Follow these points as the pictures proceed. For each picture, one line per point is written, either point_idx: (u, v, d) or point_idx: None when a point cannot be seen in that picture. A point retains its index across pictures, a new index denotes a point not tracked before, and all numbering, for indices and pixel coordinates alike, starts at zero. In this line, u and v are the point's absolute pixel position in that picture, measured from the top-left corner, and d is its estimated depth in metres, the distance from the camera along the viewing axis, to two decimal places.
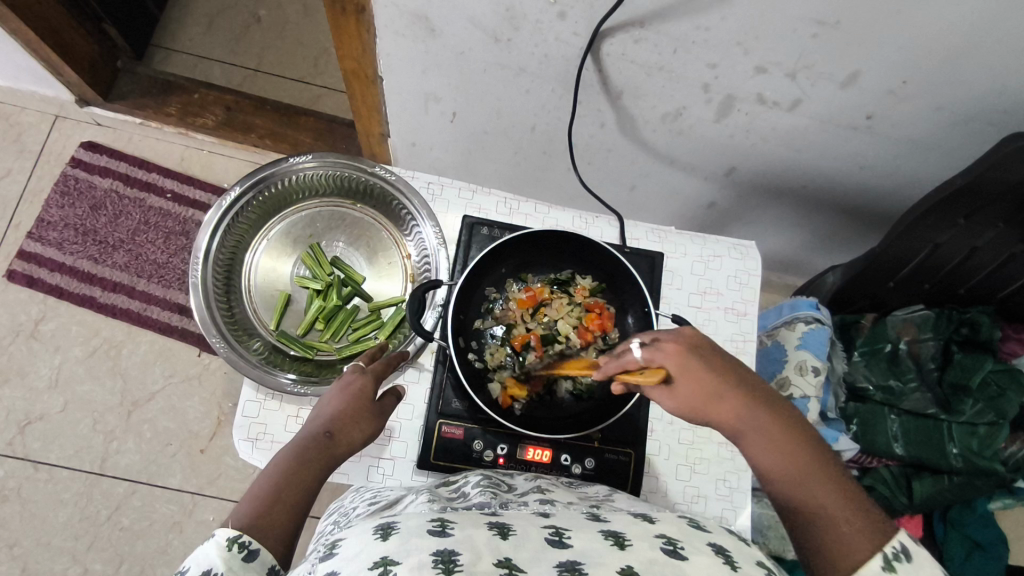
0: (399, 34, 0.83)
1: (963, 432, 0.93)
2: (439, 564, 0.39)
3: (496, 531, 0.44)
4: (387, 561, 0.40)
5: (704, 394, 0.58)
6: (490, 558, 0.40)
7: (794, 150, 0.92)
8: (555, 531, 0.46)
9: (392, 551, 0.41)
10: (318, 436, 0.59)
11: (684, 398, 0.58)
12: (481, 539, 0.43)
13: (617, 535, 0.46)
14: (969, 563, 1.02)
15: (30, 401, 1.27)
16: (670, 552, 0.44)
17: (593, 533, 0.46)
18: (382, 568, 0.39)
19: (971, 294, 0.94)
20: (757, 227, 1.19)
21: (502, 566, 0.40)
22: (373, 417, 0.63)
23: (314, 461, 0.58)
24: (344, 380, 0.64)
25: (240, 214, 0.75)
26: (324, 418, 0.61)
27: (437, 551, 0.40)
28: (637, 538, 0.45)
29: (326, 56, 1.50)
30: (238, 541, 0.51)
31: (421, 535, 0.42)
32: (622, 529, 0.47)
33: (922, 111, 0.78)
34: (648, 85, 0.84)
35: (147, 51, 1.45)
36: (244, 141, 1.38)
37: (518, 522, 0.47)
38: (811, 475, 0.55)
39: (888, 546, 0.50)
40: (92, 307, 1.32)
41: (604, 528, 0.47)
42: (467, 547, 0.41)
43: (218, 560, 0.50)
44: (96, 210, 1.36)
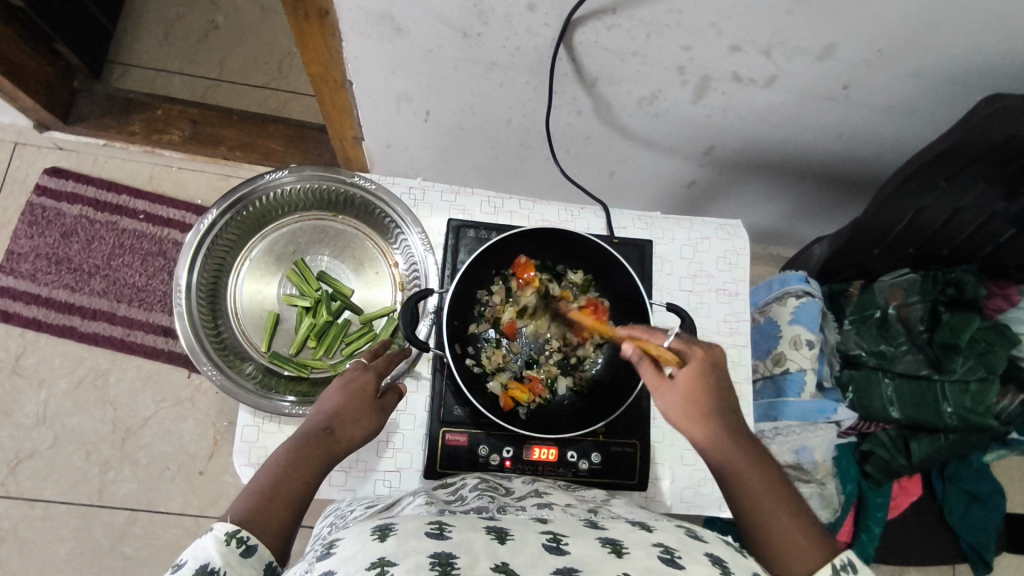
0: (366, 36, 0.80)
1: (956, 390, 0.95)
2: (437, 565, 0.39)
3: (493, 535, 0.44)
4: (383, 562, 0.40)
5: (699, 404, 0.61)
6: (487, 562, 0.40)
7: (772, 125, 0.92)
8: (553, 536, 0.45)
9: (389, 552, 0.41)
10: (318, 431, 0.59)
11: (678, 405, 0.61)
12: (479, 543, 0.42)
13: (614, 543, 0.45)
14: (968, 516, 1.04)
15: (19, 438, 1.24)
16: (668, 560, 0.43)
17: (591, 541, 0.45)
18: (379, 569, 0.39)
19: (954, 254, 0.95)
20: (740, 203, 1.19)
21: (500, 570, 0.40)
22: (374, 413, 0.63)
23: (312, 456, 0.58)
24: (346, 376, 0.64)
25: (219, 238, 0.73)
26: (326, 414, 0.61)
27: (435, 553, 0.40)
28: (635, 546, 0.44)
29: (289, 60, 1.46)
30: (236, 536, 0.51)
31: (420, 537, 0.42)
32: (619, 537, 0.46)
33: (897, 78, 0.78)
34: (623, 70, 0.83)
35: (104, 68, 1.40)
36: (213, 154, 1.35)
37: (514, 525, 0.47)
38: (773, 495, 0.58)
39: (837, 559, 0.54)
40: (73, 337, 1.28)
41: (602, 536, 0.46)
42: (465, 550, 0.41)
43: (216, 553, 0.50)
44: (68, 237, 1.32)
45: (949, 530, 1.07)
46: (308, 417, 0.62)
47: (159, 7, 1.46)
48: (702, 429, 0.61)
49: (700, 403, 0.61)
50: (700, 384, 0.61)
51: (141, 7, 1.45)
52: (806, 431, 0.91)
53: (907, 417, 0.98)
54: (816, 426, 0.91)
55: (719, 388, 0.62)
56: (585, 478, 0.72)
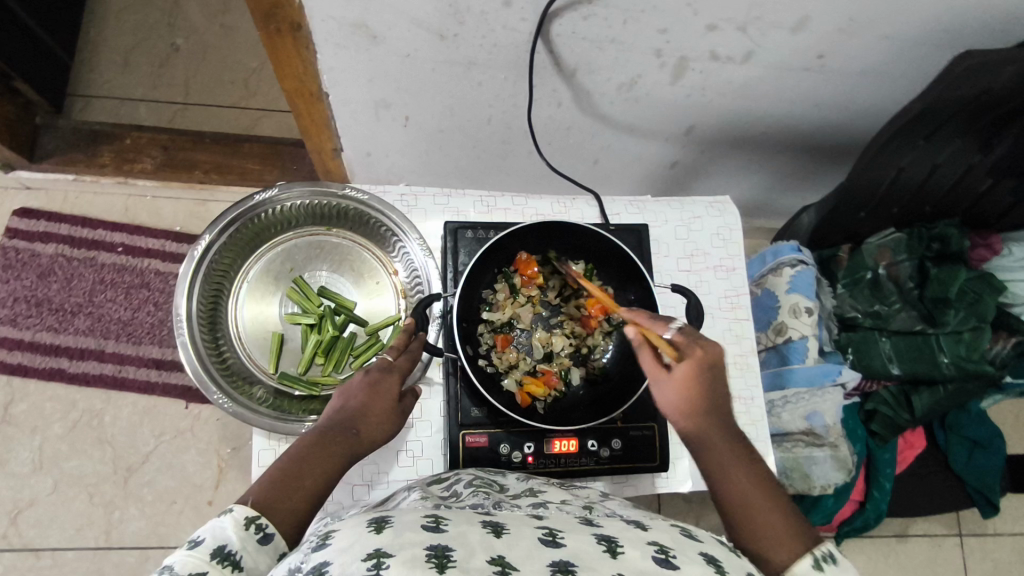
0: (341, 46, 0.79)
1: (951, 341, 0.98)
2: (433, 558, 0.39)
3: (490, 529, 0.44)
4: (379, 553, 0.39)
5: (693, 397, 0.58)
6: (483, 554, 0.40)
7: (750, 100, 0.93)
8: (548, 532, 0.45)
9: (386, 542, 0.40)
10: (344, 429, 0.57)
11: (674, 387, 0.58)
12: (475, 537, 0.42)
13: (609, 541, 0.45)
14: (971, 462, 1.08)
15: (17, 488, 1.21)
16: (662, 561, 0.43)
17: (586, 538, 0.45)
18: (376, 559, 0.39)
19: (937, 210, 0.97)
20: (722, 179, 1.21)
21: (495, 563, 0.40)
22: (396, 416, 0.61)
23: (335, 452, 0.55)
24: (373, 375, 0.60)
25: (214, 263, 0.73)
26: (352, 411, 0.58)
27: (431, 546, 0.40)
28: (630, 544, 0.44)
29: (255, 78, 1.44)
30: (255, 522, 0.50)
31: (416, 530, 0.42)
32: (614, 535, 0.46)
33: (870, 43, 0.79)
34: (602, 59, 0.83)
35: (65, 102, 1.36)
36: (189, 180, 1.32)
37: (510, 521, 0.47)
38: (760, 492, 0.56)
39: (819, 550, 0.52)
40: (62, 379, 1.25)
41: (597, 533, 0.46)
42: (461, 544, 0.41)
43: (233, 536, 0.48)
44: (46, 277, 1.29)
45: (956, 478, 1.11)
46: (331, 408, 0.59)
47: (116, 35, 1.42)
48: (690, 422, 0.58)
49: (694, 396, 0.58)
50: (698, 377, 0.58)
51: (97, 36, 1.42)
52: (814, 396, 0.93)
53: (907, 372, 1.01)
54: (823, 391, 0.93)
55: (714, 381, 0.59)
56: (607, 465, 0.73)
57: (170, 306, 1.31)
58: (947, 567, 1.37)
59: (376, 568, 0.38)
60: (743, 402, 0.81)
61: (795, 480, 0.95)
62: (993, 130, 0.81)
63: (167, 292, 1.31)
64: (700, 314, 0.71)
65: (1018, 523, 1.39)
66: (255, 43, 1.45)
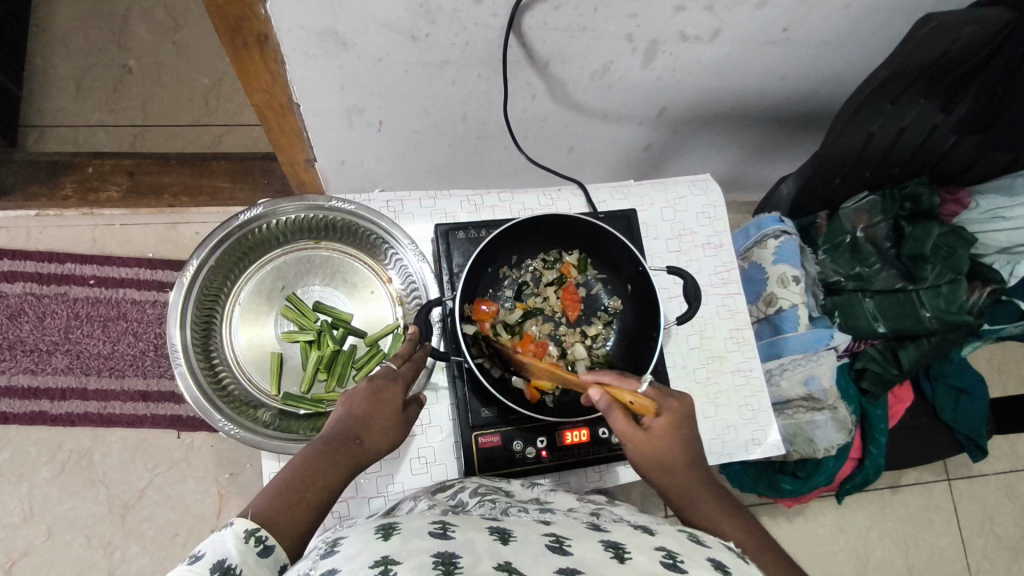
0: (309, 55, 0.76)
1: (930, 295, 1.01)
2: (440, 565, 0.38)
3: (496, 536, 0.44)
4: (387, 561, 0.39)
5: (663, 450, 0.62)
6: (490, 561, 0.40)
7: (721, 78, 0.93)
8: (555, 539, 0.45)
9: (394, 550, 0.40)
10: (348, 441, 0.56)
11: (657, 440, 0.62)
12: (481, 544, 0.42)
13: (616, 547, 0.45)
14: (959, 409, 1.12)
15: (10, 538, 1.17)
16: (670, 565, 0.43)
17: (594, 545, 0.45)
18: (383, 567, 0.38)
19: (906, 170, 1.00)
20: (696, 157, 1.22)
21: (503, 569, 0.39)
22: (397, 428, 0.60)
23: (337, 466, 0.55)
24: (377, 385, 0.60)
25: (203, 288, 0.71)
26: (355, 421, 0.57)
27: (438, 553, 0.40)
28: (637, 550, 0.45)
29: (215, 93, 1.40)
30: (255, 534, 0.48)
31: (422, 537, 0.42)
32: (621, 540, 0.47)
33: (834, 12, 0.81)
34: (574, 48, 0.82)
35: (18, 134, 1.31)
36: (157, 203, 1.28)
37: (517, 528, 0.47)
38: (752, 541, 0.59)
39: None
40: (45, 421, 1.21)
41: (604, 539, 0.47)
42: (468, 551, 0.41)
43: (234, 551, 0.46)
44: (16, 318, 1.24)
45: (945, 426, 1.15)
46: (333, 418, 0.58)
47: (63, 60, 1.37)
48: (662, 476, 0.62)
49: (671, 448, 0.62)
50: (669, 426, 0.62)
51: (42, 63, 1.36)
52: (811, 361, 0.96)
53: (893, 329, 1.05)
54: (819, 355, 0.97)
55: (681, 431, 0.63)
56: (619, 450, 0.74)
57: (151, 335, 1.27)
58: (940, 511, 1.42)
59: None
60: (743, 374, 0.83)
61: (800, 446, 0.98)
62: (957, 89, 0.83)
63: (146, 321, 1.27)
64: (697, 293, 0.72)
65: (1002, 462, 1.45)
66: (210, 58, 1.41)
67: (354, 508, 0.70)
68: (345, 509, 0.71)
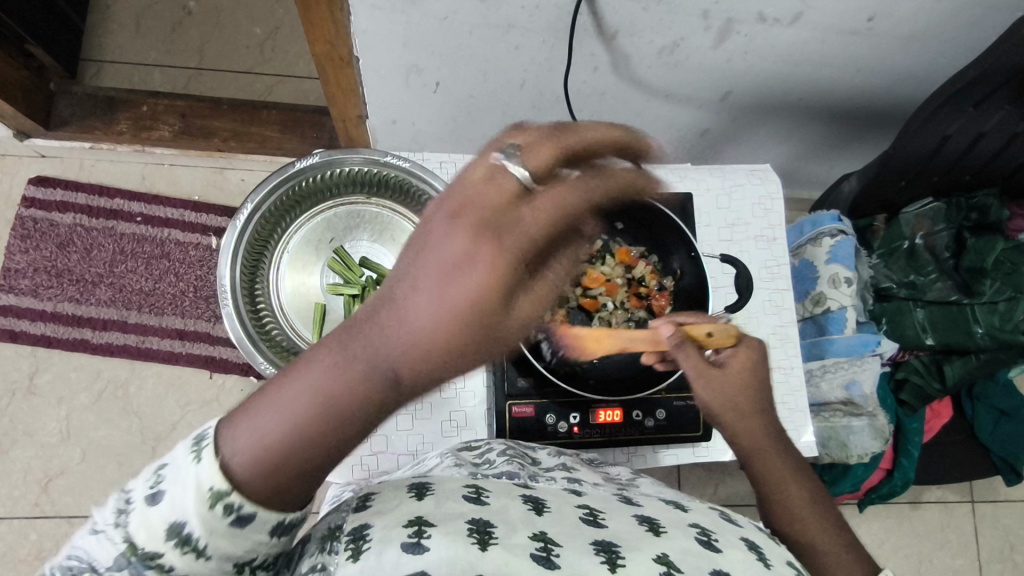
0: (377, 7, 0.74)
1: (985, 312, 0.98)
2: (475, 533, 0.38)
3: (530, 506, 0.43)
4: (420, 522, 0.38)
5: (739, 392, 0.59)
6: (525, 530, 0.39)
7: (792, 64, 0.89)
8: (589, 512, 0.44)
9: (427, 512, 0.39)
10: (390, 295, 0.38)
11: (724, 384, 0.58)
12: (516, 512, 0.41)
13: (650, 521, 0.44)
14: (997, 431, 1.10)
15: (47, 457, 1.22)
16: (705, 543, 0.43)
17: (628, 518, 0.44)
18: (417, 527, 0.37)
19: (976, 179, 0.97)
20: (751, 147, 1.18)
21: (539, 539, 0.39)
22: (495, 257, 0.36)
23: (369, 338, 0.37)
24: None
25: (254, 233, 0.72)
26: (405, 265, 0.38)
27: (471, 520, 0.39)
28: (672, 526, 0.44)
29: (270, 42, 1.39)
30: None
31: (458, 500, 0.41)
32: (654, 515, 0.45)
33: (923, 3, 0.76)
34: (646, 20, 0.78)
35: (78, 67, 1.33)
36: (207, 147, 1.28)
37: (550, 497, 0.45)
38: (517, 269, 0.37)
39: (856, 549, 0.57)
40: (86, 349, 1.25)
41: (637, 512, 0.45)
42: (503, 519, 0.40)
43: None
44: (65, 248, 1.27)
45: (980, 446, 1.12)
46: None
47: None
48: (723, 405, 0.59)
49: (743, 383, 0.59)
50: (749, 375, 0.60)
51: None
52: (854, 365, 0.95)
53: (940, 342, 1.02)
54: (862, 361, 0.95)
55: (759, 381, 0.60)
56: (651, 435, 0.74)
57: (191, 277, 1.29)
58: (959, 532, 1.39)
59: (417, 536, 0.37)
60: (781, 371, 0.81)
61: (833, 449, 0.96)
62: None
63: (187, 262, 1.29)
64: (750, 286, 0.72)
65: None
66: (268, 6, 1.40)
67: (384, 463, 0.71)
68: (373, 464, 0.72)
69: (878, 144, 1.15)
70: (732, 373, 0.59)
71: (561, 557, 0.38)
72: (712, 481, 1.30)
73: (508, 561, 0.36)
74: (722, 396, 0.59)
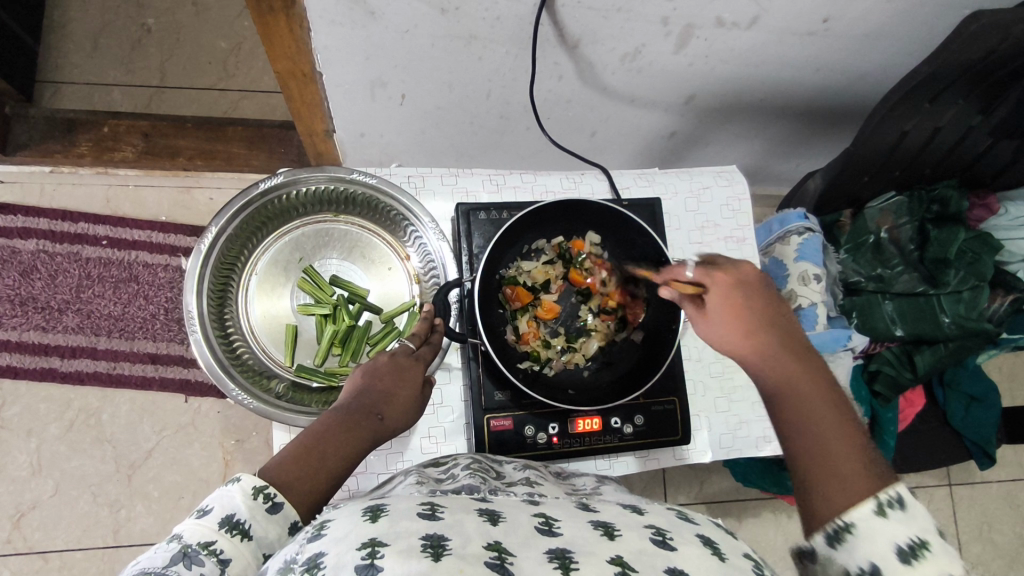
0: (336, 23, 0.73)
1: (952, 301, 1.01)
2: (428, 547, 0.36)
3: (485, 518, 0.41)
4: (374, 542, 0.36)
5: (741, 327, 0.55)
6: (479, 540, 0.38)
7: (752, 67, 0.91)
8: (544, 520, 0.42)
9: (381, 531, 0.37)
10: (369, 414, 0.56)
11: (717, 323, 0.56)
12: (471, 525, 0.40)
13: (606, 526, 0.43)
14: (968, 417, 1.13)
15: (18, 492, 1.18)
16: (660, 543, 0.41)
17: (582, 523, 0.42)
18: (371, 549, 0.36)
19: (936, 172, 0.99)
20: (718, 147, 1.20)
21: (493, 549, 0.37)
22: (417, 406, 0.61)
23: (360, 432, 0.55)
24: (399, 363, 0.61)
25: (219, 257, 0.71)
26: (377, 397, 0.58)
27: (426, 535, 0.37)
28: (626, 528, 0.42)
29: (233, 57, 1.37)
30: (263, 491, 0.49)
31: (412, 518, 0.39)
32: (610, 519, 0.44)
33: (876, 4, 0.78)
34: (607, 28, 0.78)
35: (35, 90, 1.30)
36: (172, 167, 1.26)
37: (507, 509, 0.44)
38: (399, 396, 0.59)
39: (883, 493, 0.47)
40: (54, 378, 1.21)
41: (592, 517, 0.44)
42: (457, 531, 0.38)
43: (242, 506, 0.48)
44: (28, 275, 1.24)
45: (954, 433, 1.15)
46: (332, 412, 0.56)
47: (81, 16, 1.35)
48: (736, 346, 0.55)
49: (738, 319, 0.55)
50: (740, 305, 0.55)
51: (61, 19, 1.34)
52: (827, 361, 0.97)
53: (910, 333, 1.04)
54: (835, 356, 0.98)
55: (760, 302, 0.56)
56: (631, 441, 0.74)
57: (161, 299, 1.27)
58: (939, 515, 1.42)
59: (369, 558, 0.35)
60: None
61: None
62: (996, 90, 0.82)
63: (157, 285, 1.27)
64: None
65: (1004, 470, 1.45)
66: (229, 21, 1.38)
67: (364, 482, 0.71)
68: (353, 484, 0.71)
69: (841, 140, 1.18)
70: (722, 306, 0.56)
71: (515, 564, 0.36)
72: (696, 479, 1.31)
73: (463, 569, 0.35)
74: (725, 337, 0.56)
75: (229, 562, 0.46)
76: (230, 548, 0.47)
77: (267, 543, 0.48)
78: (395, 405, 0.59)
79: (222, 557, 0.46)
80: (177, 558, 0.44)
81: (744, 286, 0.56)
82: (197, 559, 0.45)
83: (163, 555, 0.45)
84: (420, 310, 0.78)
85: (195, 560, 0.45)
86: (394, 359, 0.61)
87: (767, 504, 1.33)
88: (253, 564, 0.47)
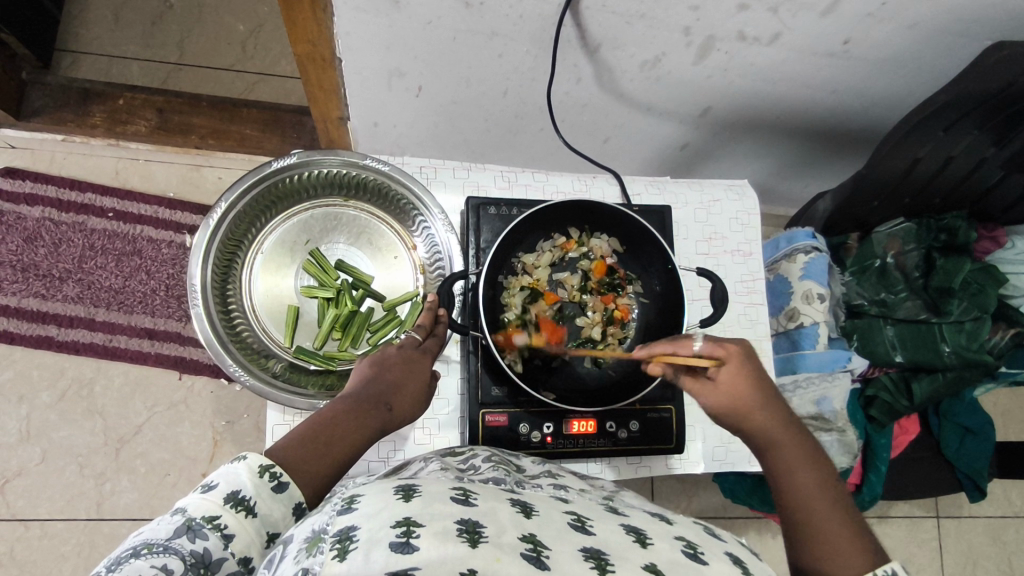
0: (360, 9, 0.73)
1: (952, 330, 1.02)
2: (465, 533, 0.36)
3: (519, 509, 0.41)
4: (409, 522, 0.36)
5: (743, 401, 0.59)
6: (514, 531, 0.38)
7: (769, 83, 0.91)
8: (577, 518, 0.42)
9: (416, 512, 0.37)
10: (379, 404, 0.56)
11: (719, 393, 0.60)
12: (506, 514, 0.39)
13: (638, 532, 0.42)
14: (962, 448, 1.12)
15: (5, 458, 1.17)
16: (692, 556, 0.41)
17: (615, 526, 0.42)
18: (405, 529, 0.35)
19: (946, 202, 1.00)
20: (730, 162, 1.20)
21: (528, 540, 0.37)
22: (423, 398, 0.62)
23: (369, 422, 0.55)
24: (409, 354, 0.62)
25: (226, 232, 0.71)
26: (387, 387, 0.58)
27: (461, 520, 0.37)
28: (658, 536, 0.42)
29: (252, 40, 1.37)
30: (269, 470, 0.49)
31: (445, 502, 0.39)
32: (642, 525, 0.44)
33: (897, 29, 0.78)
34: (629, 34, 0.78)
35: (52, 58, 1.30)
36: (184, 144, 1.26)
37: (538, 502, 0.44)
38: (409, 388, 0.60)
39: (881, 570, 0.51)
40: (50, 346, 1.21)
41: (625, 522, 0.44)
42: (491, 519, 0.38)
43: (248, 484, 0.48)
44: (31, 241, 1.23)
45: (947, 463, 1.15)
46: (342, 397, 0.56)
47: None
48: (739, 416, 0.60)
49: (742, 395, 0.59)
50: (738, 382, 0.59)
51: None
52: (825, 381, 0.98)
53: (910, 359, 1.05)
54: (834, 376, 0.98)
55: (763, 386, 0.60)
56: (624, 446, 0.74)
57: (163, 275, 1.26)
58: (925, 546, 1.41)
59: (405, 536, 0.34)
60: None
61: None
62: (1012, 124, 0.82)
63: (160, 260, 1.26)
64: (724, 299, 0.71)
65: (993, 506, 1.45)
66: (252, 4, 1.39)
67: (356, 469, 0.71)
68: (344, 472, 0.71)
69: (852, 164, 1.18)
70: (725, 384, 0.60)
71: (551, 556, 0.36)
72: (685, 492, 1.30)
73: (499, 557, 0.35)
74: (724, 407, 0.60)
75: (233, 537, 0.45)
76: (235, 524, 0.46)
77: (271, 521, 0.47)
78: (405, 397, 0.59)
79: (227, 532, 0.45)
80: (181, 531, 0.44)
81: (744, 366, 0.60)
82: (201, 533, 0.44)
83: (166, 527, 0.44)
84: (423, 301, 0.79)
85: (199, 534, 0.44)
86: (405, 352, 0.62)
87: (753, 523, 1.32)
88: (258, 541, 0.46)
